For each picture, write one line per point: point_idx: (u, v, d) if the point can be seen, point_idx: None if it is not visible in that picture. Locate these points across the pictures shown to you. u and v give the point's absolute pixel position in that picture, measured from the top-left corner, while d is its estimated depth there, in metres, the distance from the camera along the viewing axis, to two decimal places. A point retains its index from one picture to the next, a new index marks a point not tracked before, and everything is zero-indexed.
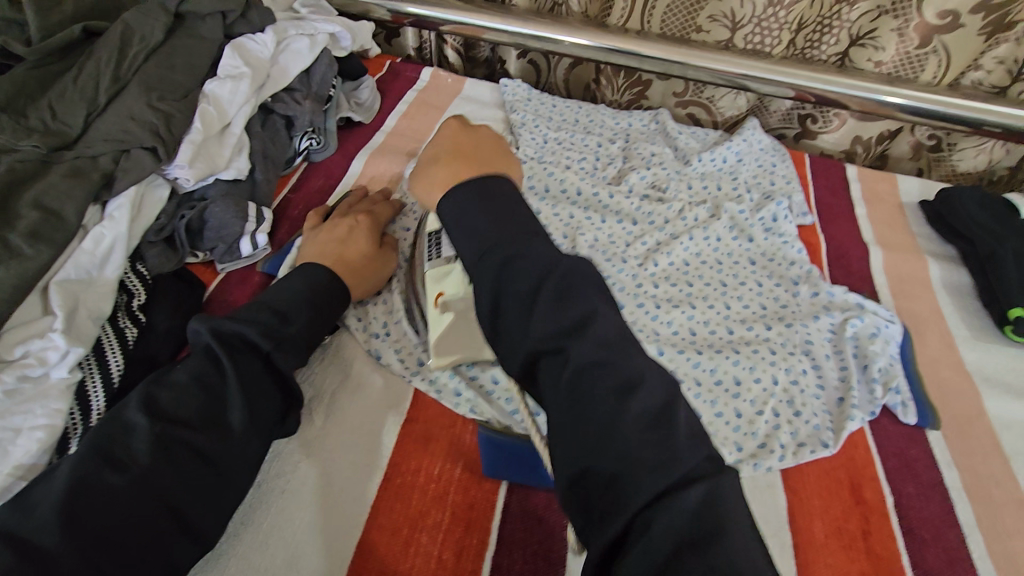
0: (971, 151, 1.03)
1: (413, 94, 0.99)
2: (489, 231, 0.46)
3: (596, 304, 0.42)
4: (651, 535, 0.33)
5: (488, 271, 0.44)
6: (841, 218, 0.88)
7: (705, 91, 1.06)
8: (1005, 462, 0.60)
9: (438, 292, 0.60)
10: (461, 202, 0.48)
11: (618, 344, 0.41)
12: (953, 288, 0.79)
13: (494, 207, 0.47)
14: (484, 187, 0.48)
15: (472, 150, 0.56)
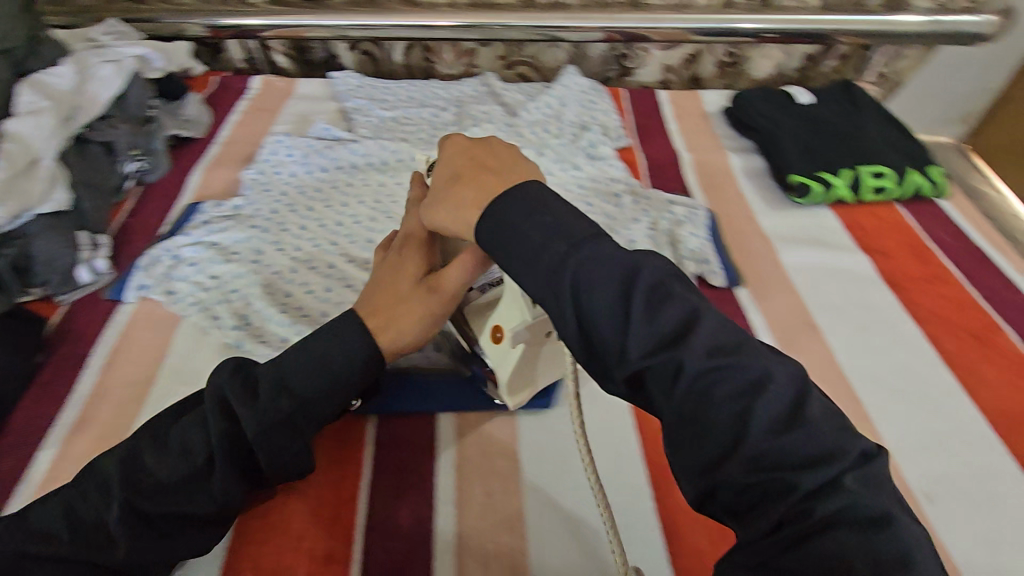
0: (760, 59, 1.19)
1: (244, 103, 1.00)
2: (555, 243, 0.42)
3: (691, 298, 0.39)
4: (813, 543, 0.32)
5: (560, 280, 0.41)
6: (655, 136, 0.99)
7: (525, 49, 1.14)
8: (797, 298, 0.72)
9: (494, 326, 0.54)
10: (509, 217, 0.44)
11: (729, 346, 0.37)
12: (751, 173, 0.91)
13: (535, 258, 0.42)
14: (535, 195, 0.45)
15: (496, 162, 0.50)
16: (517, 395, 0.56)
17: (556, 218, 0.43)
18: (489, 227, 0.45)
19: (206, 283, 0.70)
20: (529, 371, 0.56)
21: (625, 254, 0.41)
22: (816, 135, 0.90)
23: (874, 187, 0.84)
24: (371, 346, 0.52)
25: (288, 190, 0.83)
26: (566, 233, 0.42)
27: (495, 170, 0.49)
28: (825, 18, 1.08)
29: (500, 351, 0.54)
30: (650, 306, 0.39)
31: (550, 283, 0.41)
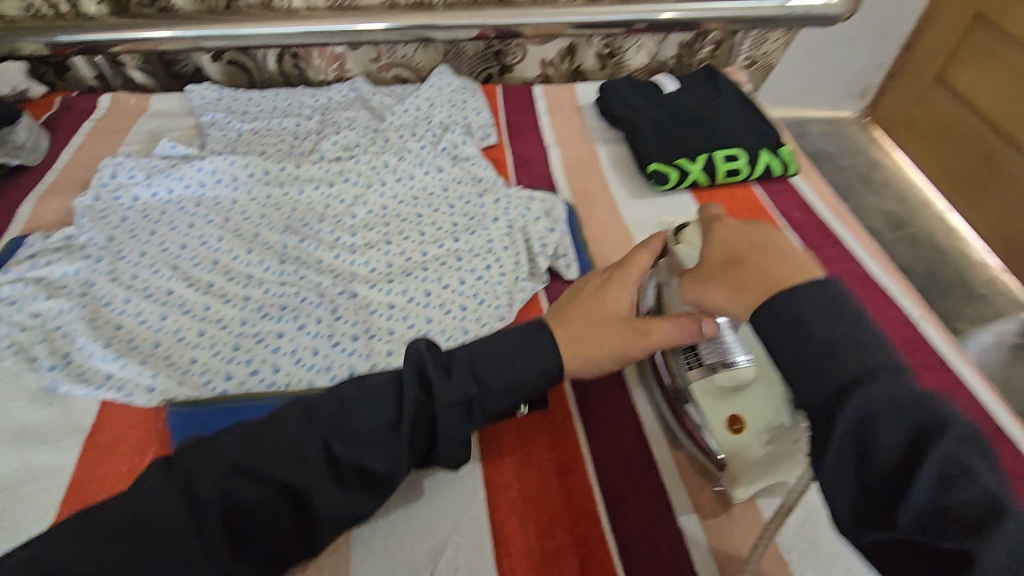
0: (634, 49, 1.20)
1: (90, 124, 0.94)
2: (848, 357, 0.37)
3: (954, 438, 0.34)
4: None
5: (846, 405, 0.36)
6: (527, 131, 0.99)
7: (398, 51, 1.12)
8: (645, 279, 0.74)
9: (732, 415, 0.51)
10: (771, 328, 0.40)
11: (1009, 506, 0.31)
12: (617, 163, 0.92)
13: (799, 332, 0.39)
14: (788, 307, 0.40)
15: (750, 257, 0.46)
16: (745, 488, 0.52)
17: (809, 338, 0.39)
18: (766, 318, 0.41)
19: (27, 322, 0.65)
20: (757, 477, 0.51)
21: (909, 387, 0.36)
22: (676, 122, 0.92)
23: (729, 170, 0.86)
24: (552, 365, 0.50)
25: (129, 215, 0.78)
26: (826, 368, 0.37)
27: (777, 254, 0.45)
28: (687, 6, 1.10)
29: (734, 445, 0.50)
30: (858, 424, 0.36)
31: (818, 383, 0.38)
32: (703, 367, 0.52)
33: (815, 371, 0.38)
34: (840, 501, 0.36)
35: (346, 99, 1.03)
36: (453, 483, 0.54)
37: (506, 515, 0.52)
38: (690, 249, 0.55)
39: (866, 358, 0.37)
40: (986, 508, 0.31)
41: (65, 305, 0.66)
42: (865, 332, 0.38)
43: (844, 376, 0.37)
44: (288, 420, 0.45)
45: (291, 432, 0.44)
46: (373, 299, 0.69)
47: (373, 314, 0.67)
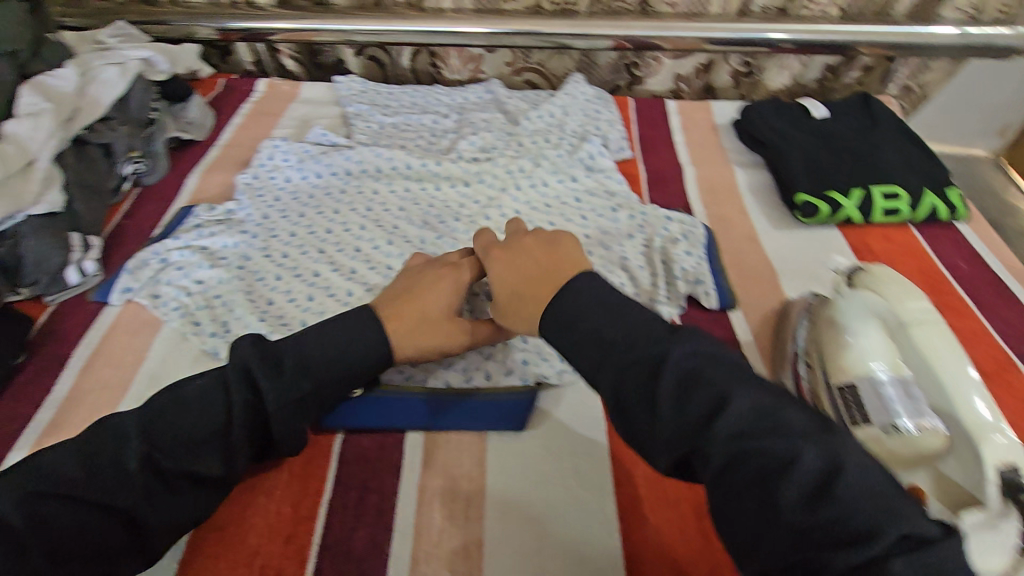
0: (776, 70, 1.14)
1: (249, 106, 1.01)
2: (640, 336, 0.46)
3: (721, 392, 0.41)
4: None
5: (615, 369, 0.45)
6: (660, 147, 0.96)
7: (532, 56, 1.12)
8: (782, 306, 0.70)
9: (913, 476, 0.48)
10: (567, 312, 0.49)
11: (765, 426, 0.39)
12: (758, 189, 0.87)
13: (611, 313, 0.48)
14: (593, 299, 0.49)
15: (542, 271, 0.54)
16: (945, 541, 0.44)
17: (608, 313, 0.48)
18: (556, 324, 0.49)
19: (191, 287, 0.70)
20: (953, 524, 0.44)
21: (690, 349, 0.44)
22: (829, 151, 0.86)
23: (887, 209, 0.80)
24: (382, 343, 0.53)
25: (282, 196, 0.83)
26: (633, 340, 0.46)
27: (556, 274, 0.53)
28: (845, 28, 1.02)
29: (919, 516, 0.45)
30: (678, 393, 0.42)
31: (599, 356, 0.47)
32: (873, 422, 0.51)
33: (613, 346, 0.46)
34: (658, 447, 0.42)
35: (481, 101, 1.05)
36: (586, 508, 0.52)
37: (642, 553, 0.50)
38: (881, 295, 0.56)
39: (656, 330, 0.47)
40: (801, 492, 0.36)
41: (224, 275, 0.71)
42: (612, 334, 0.47)
43: (655, 357, 0.44)
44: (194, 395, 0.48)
45: (256, 382, 0.48)
46: None
47: None
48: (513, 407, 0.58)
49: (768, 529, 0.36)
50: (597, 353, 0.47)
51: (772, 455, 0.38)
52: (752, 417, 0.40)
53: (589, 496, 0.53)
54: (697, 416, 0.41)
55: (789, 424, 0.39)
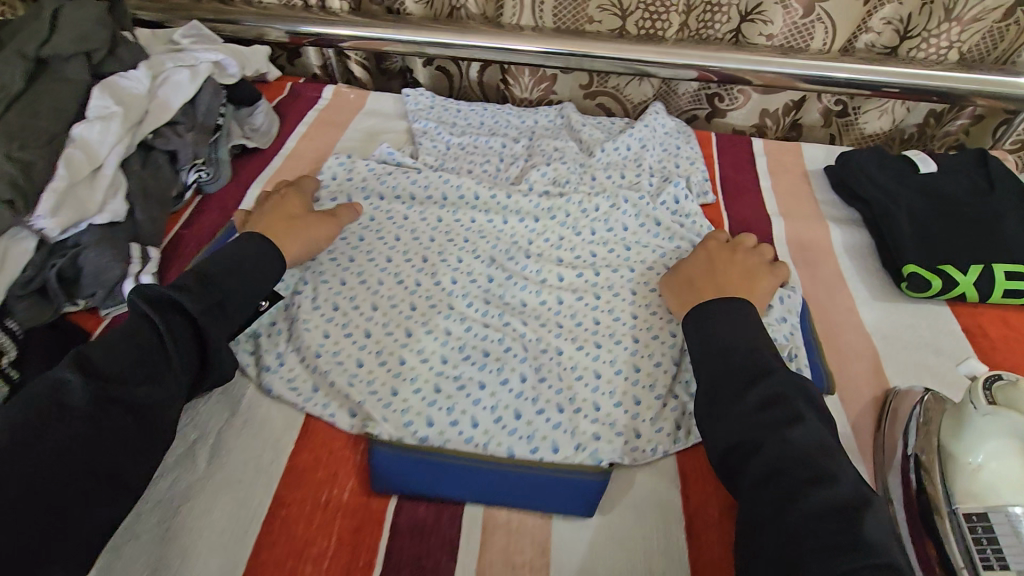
0: (875, 113, 1.04)
1: (314, 114, 0.98)
2: (742, 351, 0.55)
3: (803, 414, 0.49)
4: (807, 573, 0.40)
5: (714, 366, 0.55)
6: (746, 193, 0.88)
7: (609, 80, 1.06)
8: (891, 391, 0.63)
9: None
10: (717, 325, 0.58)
11: (819, 454, 0.46)
12: (855, 251, 0.80)
13: (731, 325, 0.57)
14: (720, 312, 0.59)
15: (709, 279, 0.66)
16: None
17: (731, 336, 0.56)
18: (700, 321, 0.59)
19: None
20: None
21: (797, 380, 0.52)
22: (941, 217, 0.77)
23: (1008, 289, 0.71)
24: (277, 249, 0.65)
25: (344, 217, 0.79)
26: (747, 360, 0.54)
27: (712, 287, 0.64)
28: (965, 76, 0.91)
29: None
30: (762, 401, 0.50)
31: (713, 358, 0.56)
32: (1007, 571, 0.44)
33: (736, 358, 0.54)
34: (722, 430, 0.50)
35: (552, 125, 0.99)
36: None
37: None
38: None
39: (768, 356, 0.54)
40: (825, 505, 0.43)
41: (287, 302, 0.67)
42: (746, 348, 0.55)
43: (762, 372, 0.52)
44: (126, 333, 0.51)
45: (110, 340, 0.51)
46: (578, 362, 0.64)
47: (577, 381, 0.61)
48: (585, 490, 0.53)
49: (763, 507, 0.45)
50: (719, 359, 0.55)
51: (806, 469, 0.45)
52: (816, 443, 0.47)
53: None
54: (775, 422, 0.48)
55: (843, 464, 0.46)
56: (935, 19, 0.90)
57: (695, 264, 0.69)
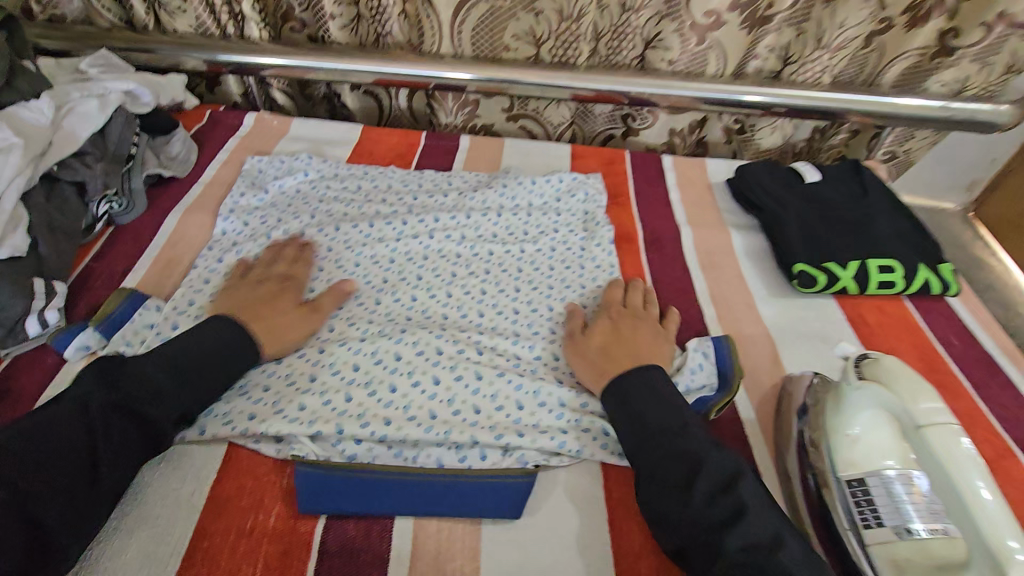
0: (768, 130, 1.15)
1: (235, 141, 0.98)
2: (671, 451, 0.52)
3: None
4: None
5: (664, 446, 0.53)
6: (658, 205, 0.95)
7: (530, 104, 1.12)
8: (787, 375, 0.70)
9: None
10: (629, 390, 0.58)
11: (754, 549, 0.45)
12: (753, 254, 0.87)
13: (657, 395, 0.57)
14: (651, 386, 0.58)
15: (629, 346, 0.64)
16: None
17: (668, 400, 0.57)
18: (618, 403, 0.58)
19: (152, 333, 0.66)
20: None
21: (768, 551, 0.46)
22: (824, 222, 0.85)
23: (881, 281, 0.80)
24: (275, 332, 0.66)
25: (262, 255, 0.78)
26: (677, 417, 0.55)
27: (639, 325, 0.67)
28: (836, 96, 1.03)
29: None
30: (710, 496, 0.49)
31: (674, 458, 0.52)
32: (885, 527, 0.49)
33: (674, 450, 0.52)
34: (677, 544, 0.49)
35: (463, 147, 1.03)
36: None
37: None
38: (884, 389, 0.54)
39: (707, 439, 0.53)
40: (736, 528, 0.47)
41: None
42: (683, 411, 0.56)
43: (693, 457, 0.51)
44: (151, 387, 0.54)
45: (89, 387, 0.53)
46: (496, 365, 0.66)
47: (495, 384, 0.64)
48: (512, 493, 0.55)
49: None
50: (656, 445, 0.53)
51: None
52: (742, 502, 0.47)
53: None
54: (681, 482, 0.50)
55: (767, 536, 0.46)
56: (809, 47, 1.02)
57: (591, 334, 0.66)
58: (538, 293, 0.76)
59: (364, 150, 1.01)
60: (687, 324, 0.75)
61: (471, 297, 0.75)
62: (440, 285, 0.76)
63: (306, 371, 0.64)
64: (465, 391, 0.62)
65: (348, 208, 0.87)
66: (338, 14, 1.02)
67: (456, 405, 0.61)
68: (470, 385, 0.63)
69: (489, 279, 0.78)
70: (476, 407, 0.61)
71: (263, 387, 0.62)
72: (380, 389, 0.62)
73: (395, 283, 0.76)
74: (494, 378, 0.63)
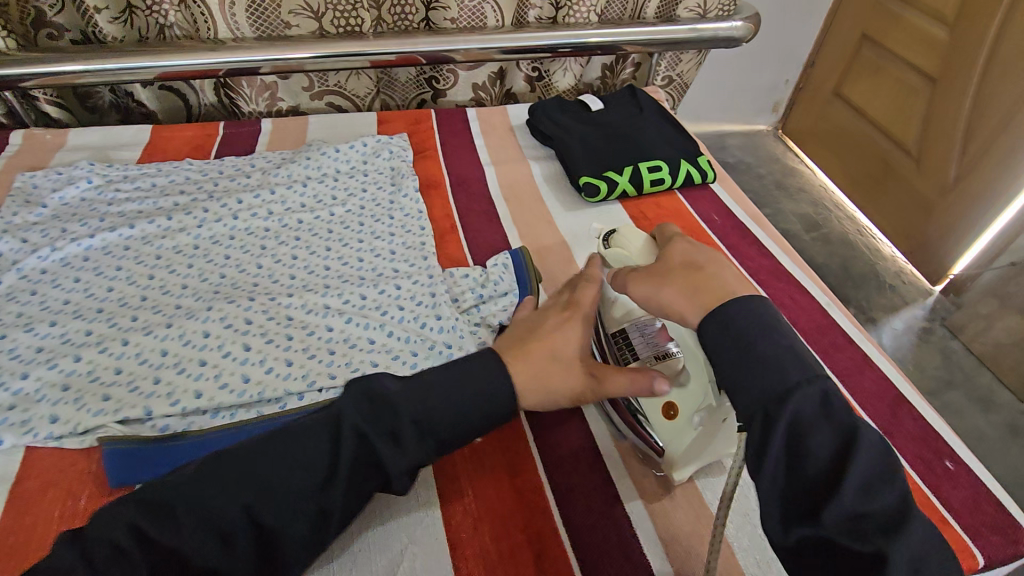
0: (561, 72, 1.26)
1: (1, 161, 0.90)
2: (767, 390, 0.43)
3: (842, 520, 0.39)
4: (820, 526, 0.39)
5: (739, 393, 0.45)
6: (463, 152, 1.02)
7: (330, 79, 1.13)
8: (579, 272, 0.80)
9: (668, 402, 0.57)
10: (732, 317, 0.47)
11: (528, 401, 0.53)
12: (550, 178, 0.97)
13: (762, 319, 0.46)
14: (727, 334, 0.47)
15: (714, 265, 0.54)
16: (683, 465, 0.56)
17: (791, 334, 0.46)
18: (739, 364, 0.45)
19: None
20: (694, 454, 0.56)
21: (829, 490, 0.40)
22: (601, 139, 0.97)
23: (652, 180, 0.92)
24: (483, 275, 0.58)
25: (45, 267, 0.73)
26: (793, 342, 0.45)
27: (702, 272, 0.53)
28: (607, 32, 1.16)
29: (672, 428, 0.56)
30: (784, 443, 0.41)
31: (769, 399, 0.43)
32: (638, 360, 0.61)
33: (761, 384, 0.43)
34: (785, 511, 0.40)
35: (265, 130, 1.03)
36: (409, 497, 0.55)
37: (464, 525, 0.53)
38: (622, 251, 0.67)
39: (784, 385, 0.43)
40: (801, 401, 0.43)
41: (17, 359, 0.62)
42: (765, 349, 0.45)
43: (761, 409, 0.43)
44: (291, 430, 0.48)
45: None
46: (309, 321, 0.68)
47: (309, 337, 0.66)
48: None
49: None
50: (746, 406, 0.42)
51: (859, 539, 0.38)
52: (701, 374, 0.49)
53: None
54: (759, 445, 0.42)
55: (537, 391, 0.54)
56: None
57: (673, 252, 0.58)
58: (349, 249, 0.79)
59: (156, 148, 0.97)
60: (491, 248, 0.83)
61: (282, 266, 0.76)
62: (250, 260, 0.77)
63: (106, 365, 0.62)
64: (279, 350, 0.64)
65: (141, 206, 0.84)
66: (102, 7, 0.96)
67: (269, 363, 0.63)
68: (284, 344, 0.65)
69: (300, 246, 0.79)
70: (290, 360, 0.64)
71: (61, 388, 0.59)
72: (189, 365, 0.62)
73: (200, 267, 0.75)
74: (307, 334, 0.67)
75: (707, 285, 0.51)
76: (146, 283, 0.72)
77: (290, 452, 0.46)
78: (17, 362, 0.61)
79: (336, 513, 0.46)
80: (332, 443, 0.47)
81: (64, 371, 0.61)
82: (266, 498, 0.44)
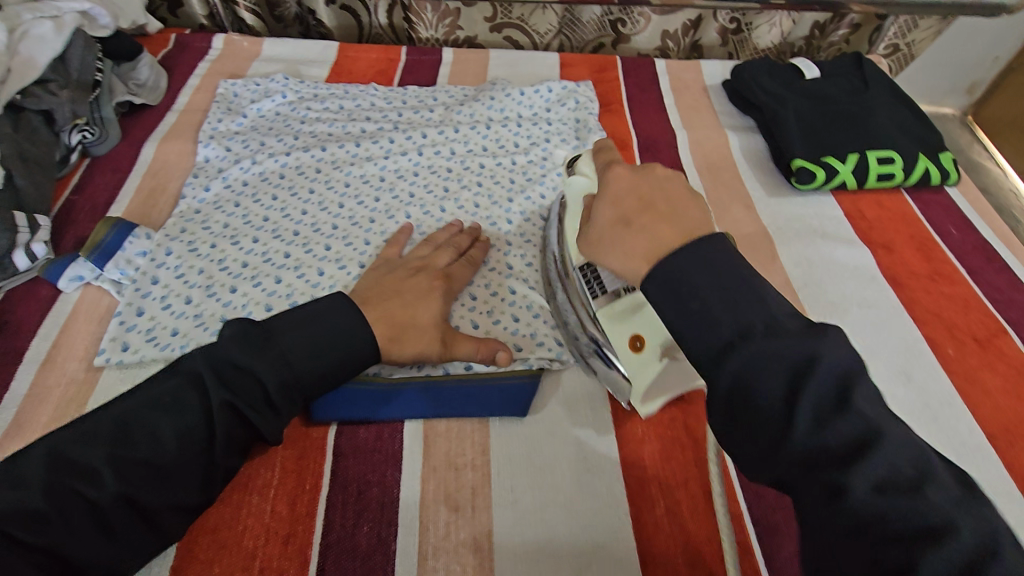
0: (765, 27, 1.10)
1: (206, 65, 0.93)
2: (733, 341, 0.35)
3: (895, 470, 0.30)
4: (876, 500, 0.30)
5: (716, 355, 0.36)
6: (651, 110, 0.92)
7: (514, 11, 1.05)
8: (783, 272, 0.70)
9: (633, 334, 0.53)
10: (670, 249, 0.38)
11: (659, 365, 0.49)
12: (750, 154, 0.86)
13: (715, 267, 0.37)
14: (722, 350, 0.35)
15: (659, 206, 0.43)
16: (650, 403, 0.54)
17: None
18: (659, 281, 0.38)
19: (146, 268, 0.64)
20: (659, 390, 0.54)
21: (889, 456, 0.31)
22: (822, 116, 0.82)
23: (881, 173, 0.78)
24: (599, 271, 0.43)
25: (248, 180, 0.75)
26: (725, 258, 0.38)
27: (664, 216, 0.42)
28: None
29: (637, 362, 0.53)
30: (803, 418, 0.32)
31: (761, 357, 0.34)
32: (607, 294, 0.54)
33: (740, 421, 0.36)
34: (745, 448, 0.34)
35: (445, 60, 0.99)
36: (594, 493, 0.52)
37: (654, 541, 0.50)
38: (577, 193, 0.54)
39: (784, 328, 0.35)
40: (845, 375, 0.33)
41: (226, 271, 0.64)
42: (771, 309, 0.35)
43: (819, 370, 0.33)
44: (135, 403, 0.43)
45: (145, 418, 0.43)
46: (493, 281, 0.65)
47: (494, 298, 0.64)
48: (518, 392, 0.57)
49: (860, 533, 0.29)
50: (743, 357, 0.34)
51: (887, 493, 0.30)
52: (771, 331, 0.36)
53: (596, 480, 0.53)
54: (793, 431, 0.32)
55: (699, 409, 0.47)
56: None
57: (604, 204, 0.46)
58: (531, 204, 0.75)
59: (342, 68, 0.95)
60: None
61: (464, 213, 0.74)
62: (433, 202, 0.74)
63: (304, 292, 0.63)
64: (465, 309, 0.62)
65: (330, 129, 0.83)
66: None
67: (454, 321, 0.61)
68: (471, 303, 0.63)
69: (482, 194, 0.76)
70: (475, 322, 0.61)
71: (265, 306, 0.61)
72: None
73: (386, 202, 0.74)
74: (492, 296, 0.64)
75: (667, 239, 0.40)
76: (336, 211, 0.72)
77: (157, 424, 0.42)
78: (226, 274, 0.64)
79: (223, 465, 0.45)
80: (203, 412, 0.44)
81: (268, 291, 0.62)
82: (147, 471, 0.41)
